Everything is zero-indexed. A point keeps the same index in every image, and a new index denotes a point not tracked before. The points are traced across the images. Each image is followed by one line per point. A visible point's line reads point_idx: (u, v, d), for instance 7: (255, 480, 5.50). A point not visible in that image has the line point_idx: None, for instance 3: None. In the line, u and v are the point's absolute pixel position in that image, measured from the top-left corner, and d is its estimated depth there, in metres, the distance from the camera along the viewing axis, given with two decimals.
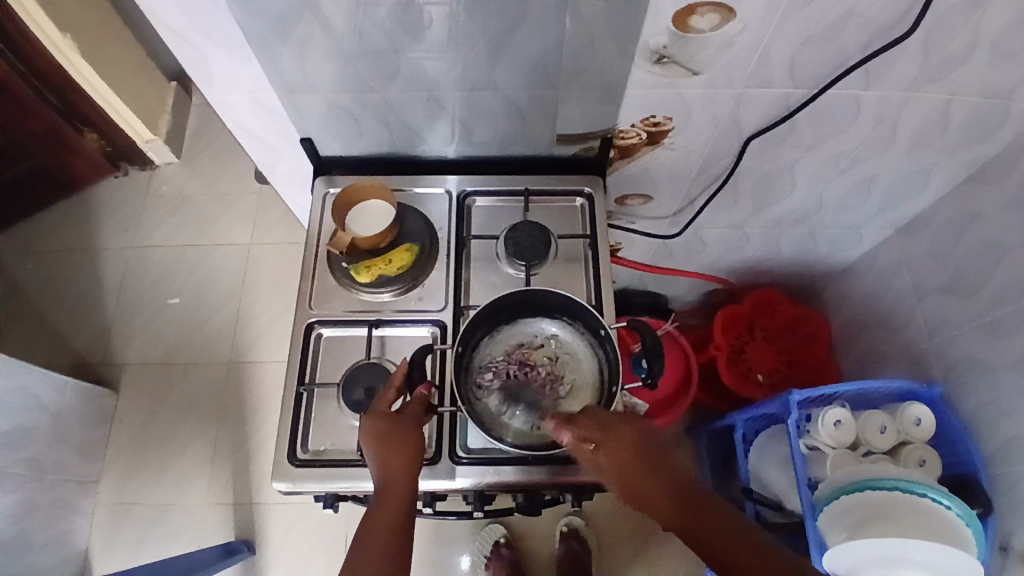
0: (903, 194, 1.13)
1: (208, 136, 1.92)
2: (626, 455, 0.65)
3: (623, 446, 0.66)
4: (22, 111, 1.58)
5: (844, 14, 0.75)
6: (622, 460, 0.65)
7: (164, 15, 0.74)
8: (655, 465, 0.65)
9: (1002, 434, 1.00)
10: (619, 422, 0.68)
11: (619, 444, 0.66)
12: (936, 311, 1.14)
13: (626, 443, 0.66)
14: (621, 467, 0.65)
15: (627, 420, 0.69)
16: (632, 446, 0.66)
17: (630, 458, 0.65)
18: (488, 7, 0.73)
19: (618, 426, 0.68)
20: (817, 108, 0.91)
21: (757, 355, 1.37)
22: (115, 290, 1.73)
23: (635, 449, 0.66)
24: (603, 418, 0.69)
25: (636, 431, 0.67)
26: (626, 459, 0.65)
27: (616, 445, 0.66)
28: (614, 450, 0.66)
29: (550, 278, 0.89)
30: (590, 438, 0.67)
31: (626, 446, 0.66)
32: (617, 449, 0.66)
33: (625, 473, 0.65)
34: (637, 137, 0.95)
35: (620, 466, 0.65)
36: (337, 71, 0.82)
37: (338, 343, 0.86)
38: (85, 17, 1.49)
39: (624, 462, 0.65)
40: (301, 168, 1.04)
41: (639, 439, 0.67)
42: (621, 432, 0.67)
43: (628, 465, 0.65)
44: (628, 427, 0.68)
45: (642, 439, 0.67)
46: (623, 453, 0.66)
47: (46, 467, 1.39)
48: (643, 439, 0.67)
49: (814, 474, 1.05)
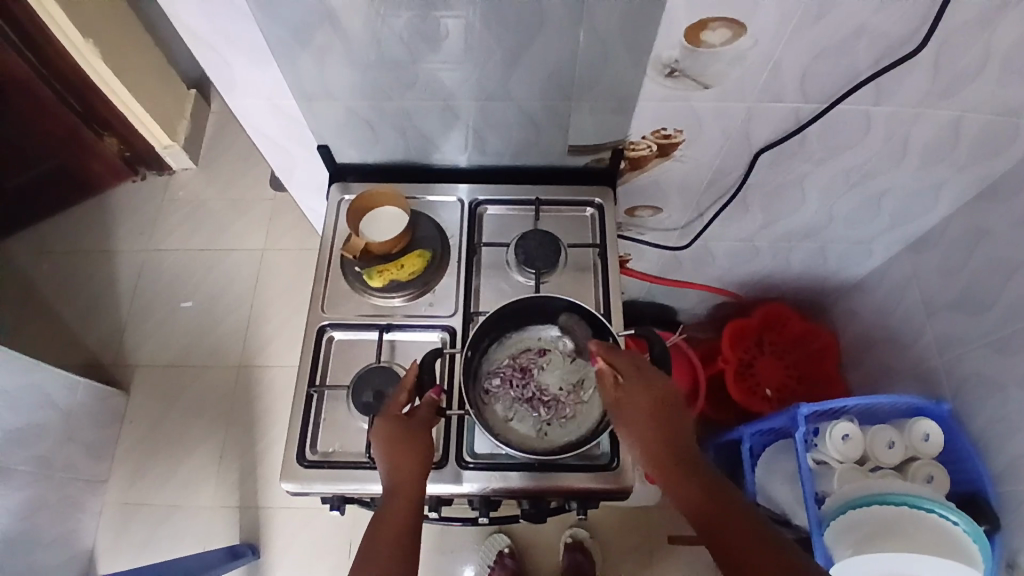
0: (912, 211, 1.13)
1: (225, 143, 1.95)
2: (647, 405, 0.67)
3: (647, 395, 0.68)
4: (45, 115, 1.61)
5: (854, 31, 0.77)
6: (642, 407, 0.67)
7: (189, 21, 0.76)
8: (670, 427, 0.66)
9: (1011, 452, 0.99)
10: (654, 374, 0.69)
11: (644, 391, 0.68)
12: (945, 328, 1.13)
13: (652, 395, 0.68)
14: (637, 411, 0.67)
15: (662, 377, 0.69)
16: (656, 400, 0.68)
17: (649, 409, 0.67)
18: (504, 19, 0.75)
19: (651, 377, 0.69)
20: (827, 123, 0.92)
21: (765, 369, 1.37)
22: (130, 292, 1.75)
23: (657, 405, 0.67)
24: (640, 363, 0.70)
25: (666, 389, 0.68)
26: (645, 407, 0.67)
27: (642, 391, 0.68)
28: (638, 392, 0.68)
29: (559, 286, 0.90)
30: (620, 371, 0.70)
31: (651, 399, 0.67)
32: (641, 394, 0.68)
33: (638, 418, 0.67)
34: (647, 149, 0.96)
35: (637, 412, 0.67)
36: (355, 80, 0.84)
37: (349, 346, 0.87)
38: (108, 24, 1.53)
39: (641, 410, 0.67)
40: (317, 174, 1.06)
41: (664, 397, 0.68)
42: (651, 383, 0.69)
43: (645, 413, 0.67)
44: (661, 382, 0.69)
45: (668, 400, 0.68)
46: (642, 402, 0.67)
47: (55, 465, 1.41)
48: (669, 401, 0.68)
49: (821, 489, 1.05)
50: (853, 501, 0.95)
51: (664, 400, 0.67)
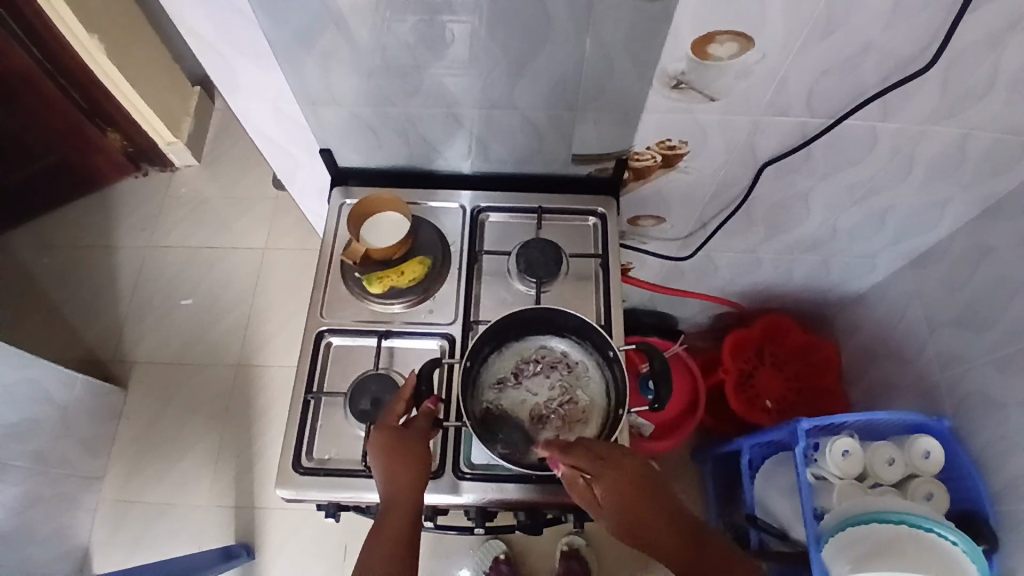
0: (917, 226, 1.12)
1: (228, 141, 1.95)
2: (628, 494, 0.65)
3: (622, 484, 0.66)
4: (47, 109, 1.61)
5: (865, 46, 0.76)
6: (624, 496, 0.65)
7: (192, 25, 0.75)
8: (654, 500, 0.66)
9: (1010, 471, 0.99)
10: (618, 456, 0.68)
11: (619, 479, 0.66)
12: (948, 345, 1.13)
13: (627, 479, 0.66)
14: (620, 502, 0.65)
15: (627, 454, 0.68)
16: (633, 483, 0.66)
17: (631, 495, 0.65)
18: (509, 27, 0.74)
19: (616, 463, 0.67)
20: (833, 138, 0.91)
21: (765, 380, 1.36)
22: (130, 288, 1.75)
23: (633, 483, 0.66)
24: (602, 451, 0.68)
25: (636, 467, 0.67)
26: (625, 496, 0.65)
27: (617, 480, 0.66)
28: (613, 484, 0.66)
29: (560, 296, 0.89)
30: (586, 469, 0.67)
31: (629, 481, 0.66)
32: (616, 484, 0.66)
33: (625, 510, 0.65)
34: (651, 160, 0.96)
35: (618, 503, 0.65)
36: (360, 86, 0.84)
37: (347, 352, 0.87)
38: (112, 19, 1.52)
39: (625, 499, 0.65)
40: (319, 178, 1.06)
41: (638, 473, 0.67)
42: (621, 465, 0.67)
43: (629, 504, 0.65)
44: (628, 462, 0.67)
45: (642, 476, 0.67)
46: (623, 492, 0.65)
47: (51, 461, 1.40)
48: (643, 478, 0.67)
49: (821, 504, 1.04)
50: (854, 518, 0.94)
51: (638, 475, 0.67)
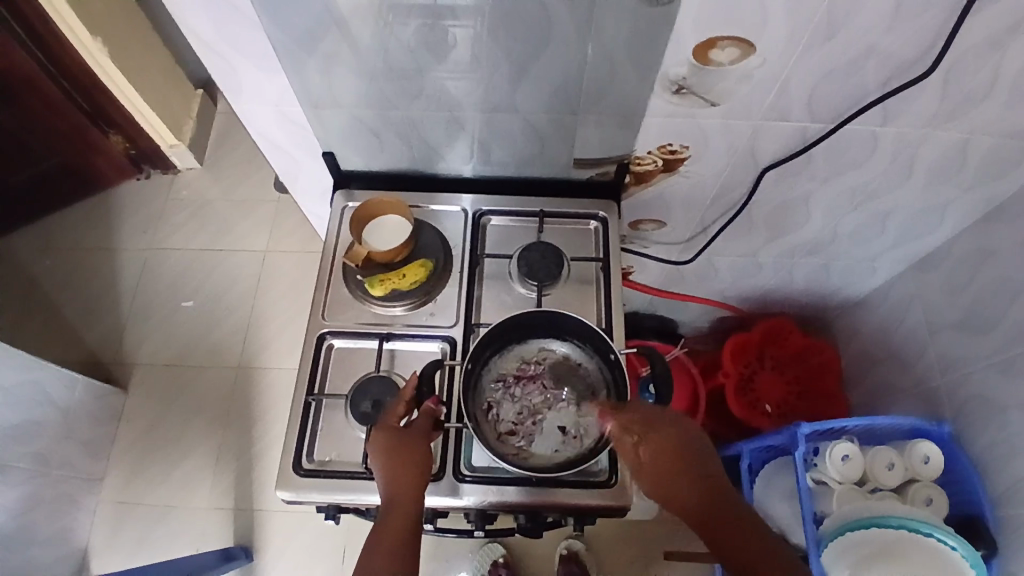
0: (917, 230, 1.13)
1: (230, 144, 1.95)
2: (668, 455, 0.69)
3: (664, 445, 0.69)
4: (50, 111, 1.62)
5: (864, 51, 0.76)
6: (664, 457, 0.69)
7: (198, 28, 0.76)
8: (693, 467, 0.68)
9: (1010, 475, 0.99)
10: (665, 421, 0.71)
11: (660, 440, 0.70)
12: (948, 349, 1.13)
13: (667, 441, 0.70)
14: (658, 463, 0.69)
15: (674, 419, 0.72)
16: (675, 445, 0.69)
17: (670, 457, 0.69)
18: (512, 31, 0.74)
19: (664, 426, 0.71)
20: (834, 142, 0.91)
21: (765, 385, 1.37)
22: (131, 290, 1.75)
23: (675, 447, 0.69)
24: (649, 415, 0.72)
25: (680, 434, 0.70)
26: (662, 456, 0.69)
27: (659, 442, 0.70)
28: (655, 444, 0.70)
29: (561, 299, 0.90)
30: (634, 429, 0.72)
31: (671, 445, 0.69)
32: (657, 445, 0.70)
33: (661, 473, 0.68)
34: (653, 163, 0.96)
35: (656, 462, 0.69)
36: (363, 89, 0.84)
37: (348, 355, 0.87)
38: (115, 21, 1.53)
39: (665, 461, 0.69)
40: (321, 181, 1.06)
41: (681, 439, 0.70)
42: (666, 430, 0.71)
43: (668, 468, 0.68)
44: (674, 428, 0.71)
45: (686, 442, 0.70)
46: (662, 451, 0.69)
47: (51, 462, 1.40)
48: (686, 444, 0.70)
49: (820, 509, 1.04)
50: (852, 522, 0.93)
51: (681, 441, 0.70)
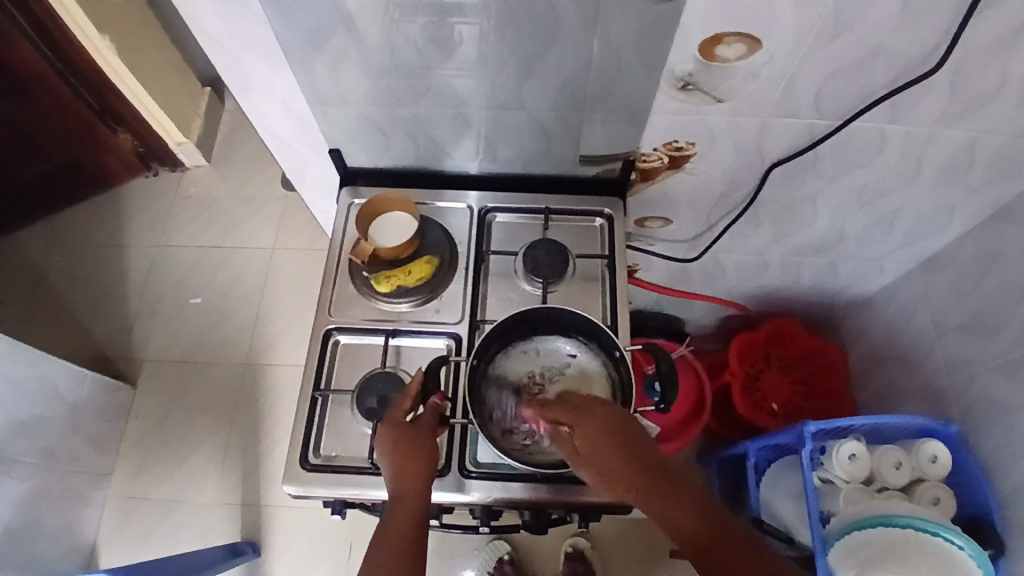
0: (925, 230, 1.12)
1: (239, 142, 1.96)
2: (607, 442, 0.63)
3: (605, 434, 0.63)
4: (59, 108, 1.63)
5: (872, 48, 0.76)
6: (605, 445, 0.63)
7: (205, 24, 0.76)
8: (639, 455, 0.62)
9: (1018, 476, 0.98)
10: (602, 407, 0.65)
11: (599, 426, 0.64)
12: (956, 349, 1.12)
13: (608, 429, 0.63)
14: (597, 451, 0.63)
15: (609, 407, 0.65)
16: (616, 434, 0.63)
17: (614, 445, 0.63)
18: (517, 28, 0.74)
19: (599, 415, 0.65)
20: (842, 139, 0.91)
21: (771, 383, 1.36)
22: (140, 286, 1.76)
23: (616, 436, 0.63)
24: (584, 403, 0.66)
25: (619, 418, 0.64)
26: (604, 444, 0.63)
27: (595, 428, 0.63)
28: (593, 431, 0.64)
29: (566, 296, 0.90)
30: (568, 421, 0.66)
31: (610, 430, 0.63)
32: (595, 430, 0.64)
33: (607, 461, 0.63)
34: (659, 161, 0.96)
35: (601, 452, 0.63)
36: (370, 86, 0.85)
37: (354, 350, 0.87)
38: (124, 20, 1.54)
39: (604, 448, 0.63)
40: (327, 177, 1.07)
41: (623, 424, 0.64)
42: (602, 416, 0.64)
43: (613, 456, 0.62)
44: (612, 414, 0.65)
45: (627, 429, 0.63)
46: (604, 441, 0.63)
47: (59, 457, 1.41)
48: (628, 432, 0.63)
49: (826, 508, 1.03)
50: (858, 522, 0.93)
51: (621, 429, 0.63)
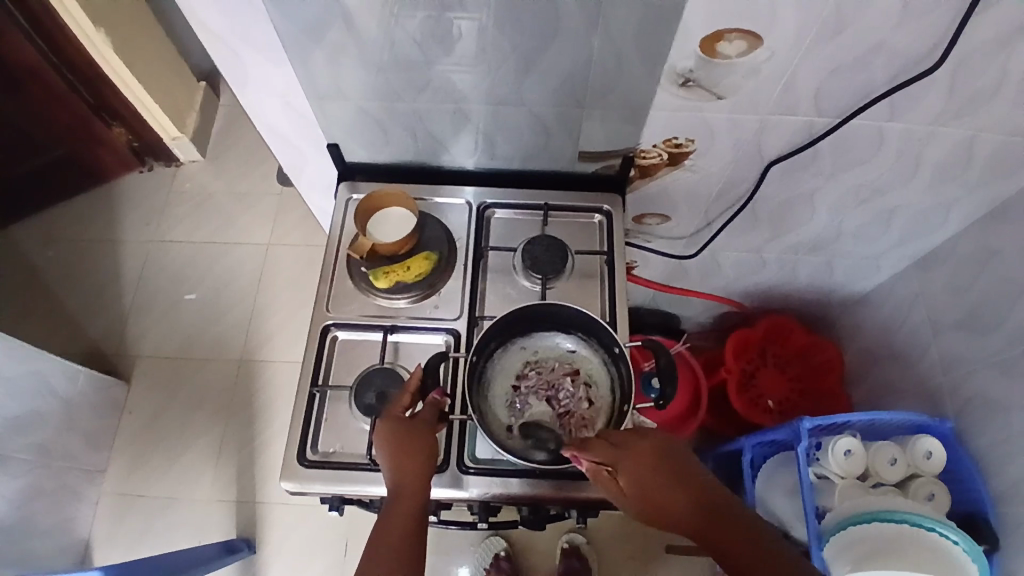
0: (922, 227, 1.12)
1: (234, 137, 1.95)
2: (650, 475, 0.65)
3: (644, 464, 0.66)
4: (53, 102, 1.62)
5: (873, 46, 0.76)
6: (646, 477, 0.65)
7: (203, 17, 0.75)
8: (678, 477, 0.65)
9: (1012, 472, 0.99)
10: (637, 440, 0.68)
11: (638, 461, 0.66)
12: (952, 346, 1.13)
13: (647, 459, 0.66)
14: (642, 484, 0.65)
15: (646, 435, 0.68)
16: (656, 462, 0.66)
17: (655, 475, 0.65)
18: (518, 23, 0.74)
19: (637, 446, 0.67)
20: (841, 137, 0.91)
21: (767, 380, 1.37)
22: (134, 282, 1.75)
23: (655, 463, 0.66)
24: (618, 440, 0.69)
25: (656, 446, 0.67)
26: (646, 474, 0.65)
27: (636, 463, 0.66)
28: (634, 466, 0.66)
29: (565, 292, 0.90)
30: (608, 461, 0.67)
31: (650, 464, 0.66)
32: (636, 468, 0.66)
33: (650, 490, 0.65)
34: (658, 157, 0.96)
35: (643, 481, 0.65)
36: (370, 81, 0.84)
37: (352, 346, 0.87)
38: (118, 13, 1.52)
39: (648, 481, 0.65)
40: (325, 173, 1.06)
41: (660, 452, 0.67)
42: (640, 449, 0.67)
43: (655, 484, 0.65)
44: (648, 443, 0.68)
45: (665, 455, 0.67)
46: (645, 471, 0.66)
47: (54, 453, 1.41)
48: (665, 457, 0.66)
49: (822, 503, 1.04)
50: (854, 517, 0.94)
51: (659, 457, 0.66)
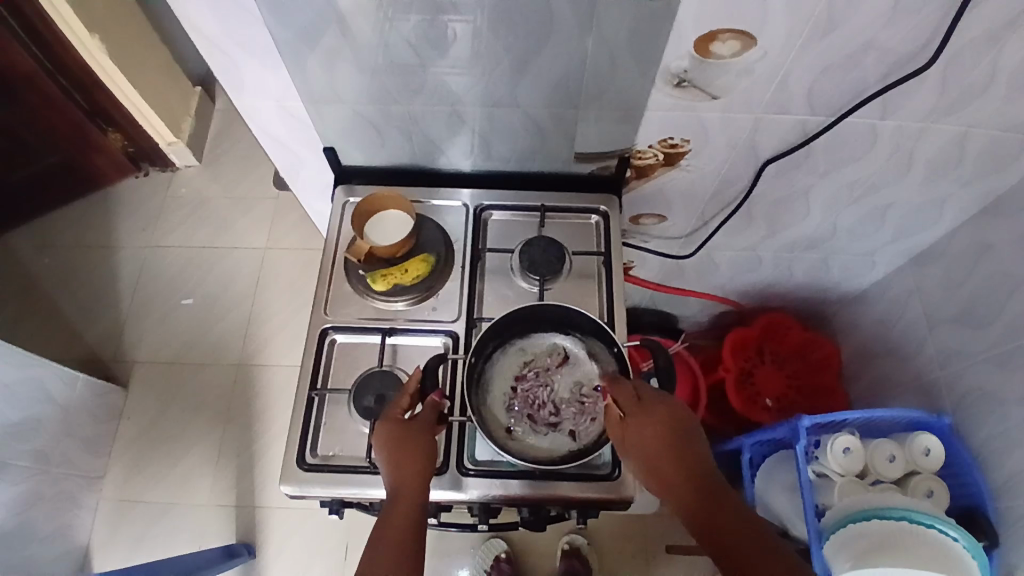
0: (917, 224, 1.13)
1: (229, 141, 1.95)
2: (657, 437, 0.68)
3: (655, 427, 0.68)
4: (48, 109, 1.62)
5: (865, 45, 0.76)
6: (653, 438, 0.68)
7: (199, 22, 0.75)
8: (681, 450, 0.67)
9: (1010, 466, 0.99)
10: (658, 402, 0.70)
11: (650, 420, 0.68)
12: (947, 342, 1.13)
13: (659, 423, 0.68)
14: (646, 442, 0.68)
15: (666, 401, 0.70)
16: (666, 430, 0.68)
17: (659, 440, 0.67)
18: (513, 25, 0.74)
19: (655, 406, 0.70)
20: (835, 136, 0.92)
21: (765, 379, 1.37)
22: (131, 288, 1.75)
23: (665, 429, 0.68)
24: (643, 393, 0.71)
25: (672, 416, 0.69)
26: (653, 436, 0.68)
27: (647, 422, 0.68)
28: (644, 423, 0.68)
29: (563, 293, 0.90)
30: (624, 407, 0.70)
31: (661, 426, 0.68)
32: (646, 426, 0.68)
33: (651, 450, 0.67)
34: (654, 157, 0.96)
35: (647, 441, 0.68)
36: (365, 84, 0.84)
37: (350, 349, 0.87)
38: (113, 18, 1.52)
39: (652, 442, 0.68)
40: (322, 176, 1.06)
41: (674, 423, 0.68)
42: (657, 411, 0.69)
43: (656, 447, 0.67)
44: (665, 409, 0.69)
45: (677, 428, 0.68)
46: (652, 433, 0.68)
47: (52, 460, 1.40)
48: (676, 430, 0.68)
49: (822, 501, 1.04)
50: (854, 515, 0.94)
51: (670, 425, 0.68)
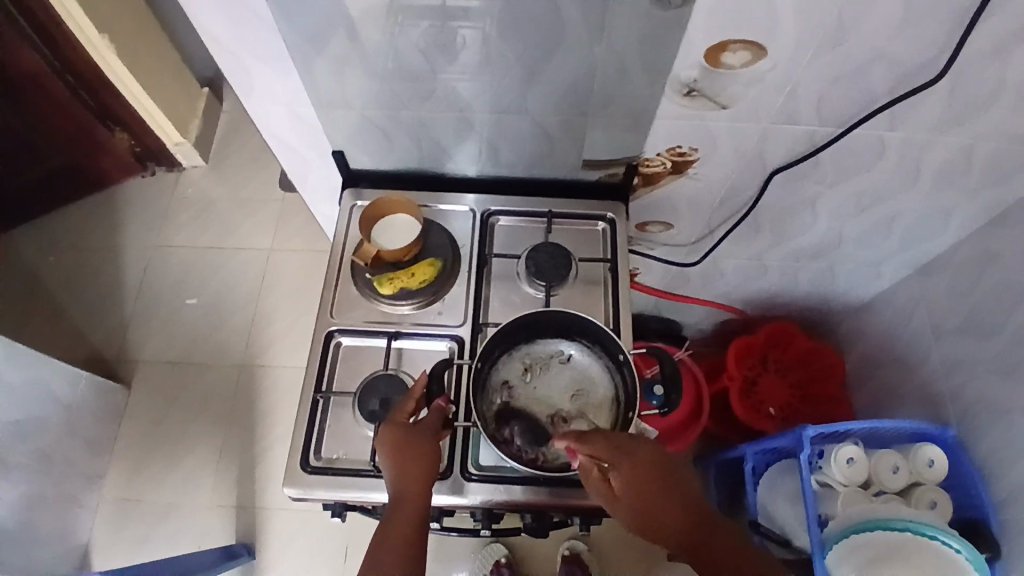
0: (922, 235, 1.13)
1: (236, 142, 1.96)
2: (643, 481, 0.67)
3: (639, 472, 0.68)
4: (56, 108, 1.62)
5: (874, 56, 0.77)
6: (640, 482, 0.67)
7: (210, 26, 0.76)
8: (669, 486, 0.68)
9: (1013, 478, 0.99)
10: (634, 443, 0.69)
11: (634, 465, 0.68)
12: (953, 354, 1.13)
13: (642, 466, 0.68)
14: (636, 488, 0.67)
15: (641, 442, 0.70)
16: (650, 469, 0.68)
17: (648, 483, 0.67)
18: (523, 33, 0.75)
19: (631, 450, 0.69)
20: (842, 146, 0.92)
21: (769, 388, 1.37)
22: (135, 287, 1.75)
23: (648, 471, 0.68)
24: (617, 438, 0.69)
25: (652, 454, 0.69)
26: (640, 481, 0.67)
27: (631, 468, 0.68)
28: (629, 471, 0.68)
29: (569, 299, 0.90)
30: (602, 459, 0.68)
31: (646, 468, 0.68)
32: (631, 473, 0.68)
33: (641, 494, 0.67)
34: (661, 165, 0.96)
35: (636, 487, 0.67)
36: (375, 89, 0.85)
37: (355, 352, 0.87)
38: (122, 19, 1.53)
39: (640, 487, 0.67)
40: (328, 179, 1.07)
41: (655, 461, 0.69)
42: (636, 454, 0.69)
43: (646, 489, 0.67)
44: (642, 450, 0.69)
45: (659, 465, 0.69)
46: (640, 478, 0.67)
47: (54, 459, 1.40)
48: (659, 467, 0.69)
49: (825, 511, 1.04)
50: (857, 525, 0.93)
51: (653, 465, 0.68)
